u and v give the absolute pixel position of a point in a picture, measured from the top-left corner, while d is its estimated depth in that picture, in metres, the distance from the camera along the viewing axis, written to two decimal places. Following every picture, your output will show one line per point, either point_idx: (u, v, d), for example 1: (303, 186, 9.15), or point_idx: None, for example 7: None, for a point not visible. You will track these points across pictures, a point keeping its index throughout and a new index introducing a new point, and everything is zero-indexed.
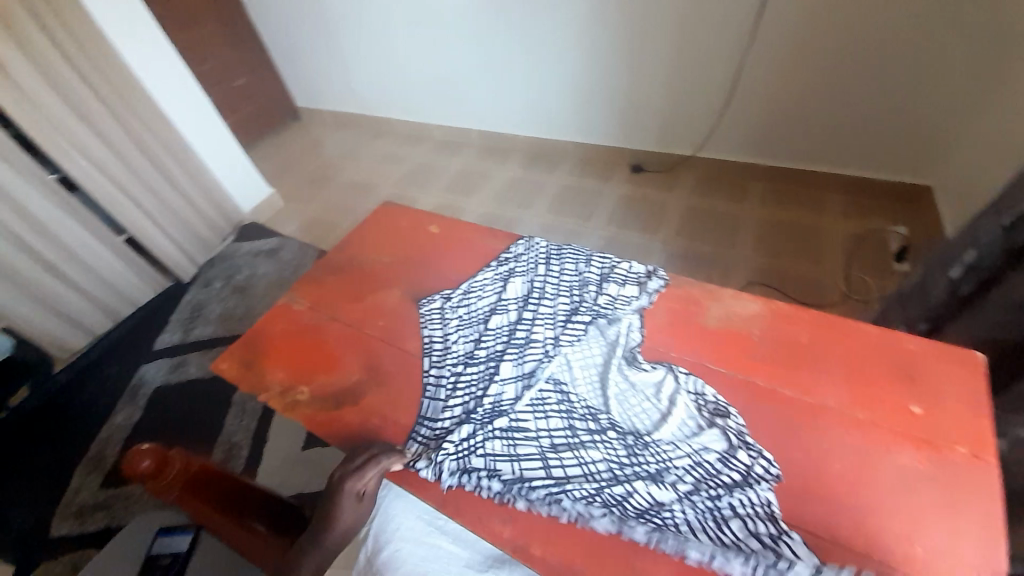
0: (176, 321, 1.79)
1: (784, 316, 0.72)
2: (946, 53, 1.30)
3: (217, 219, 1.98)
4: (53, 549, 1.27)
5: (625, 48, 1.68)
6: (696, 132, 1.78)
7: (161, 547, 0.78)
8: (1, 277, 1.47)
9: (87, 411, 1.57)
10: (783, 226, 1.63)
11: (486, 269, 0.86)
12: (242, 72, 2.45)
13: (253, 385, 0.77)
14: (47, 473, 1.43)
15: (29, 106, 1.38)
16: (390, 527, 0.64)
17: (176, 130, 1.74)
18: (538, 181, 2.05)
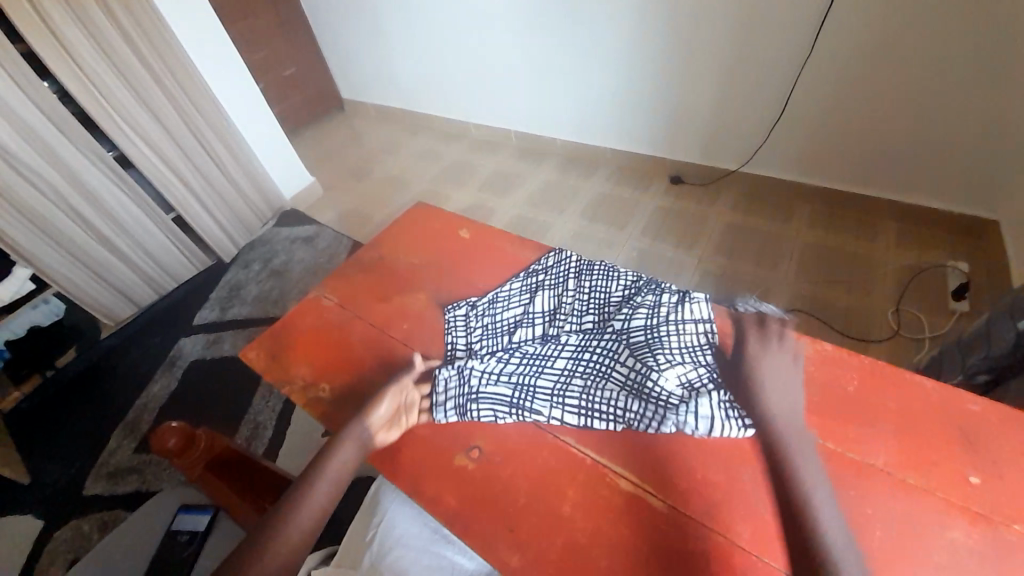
0: (214, 299, 1.86)
1: (830, 359, 0.67)
2: None
3: (260, 204, 2.05)
4: (86, 507, 1.34)
5: (673, 56, 1.63)
6: (742, 147, 1.71)
7: (181, 524, 0.81)
8: (59, 246, 1.56)
9: (127, 379, 1.65)
10: (830, 252, 1.54)
11: (515, 279, 0.85)
12: (293, 62, 2.52)
13: (277, 378, 0.79)
14: (87, 433, 1.51)
15: (91, 85, 1.46)
16: (397, 532, 0.66)
17: (227, 116, 1.81)
18: (573, 187, 2.02)
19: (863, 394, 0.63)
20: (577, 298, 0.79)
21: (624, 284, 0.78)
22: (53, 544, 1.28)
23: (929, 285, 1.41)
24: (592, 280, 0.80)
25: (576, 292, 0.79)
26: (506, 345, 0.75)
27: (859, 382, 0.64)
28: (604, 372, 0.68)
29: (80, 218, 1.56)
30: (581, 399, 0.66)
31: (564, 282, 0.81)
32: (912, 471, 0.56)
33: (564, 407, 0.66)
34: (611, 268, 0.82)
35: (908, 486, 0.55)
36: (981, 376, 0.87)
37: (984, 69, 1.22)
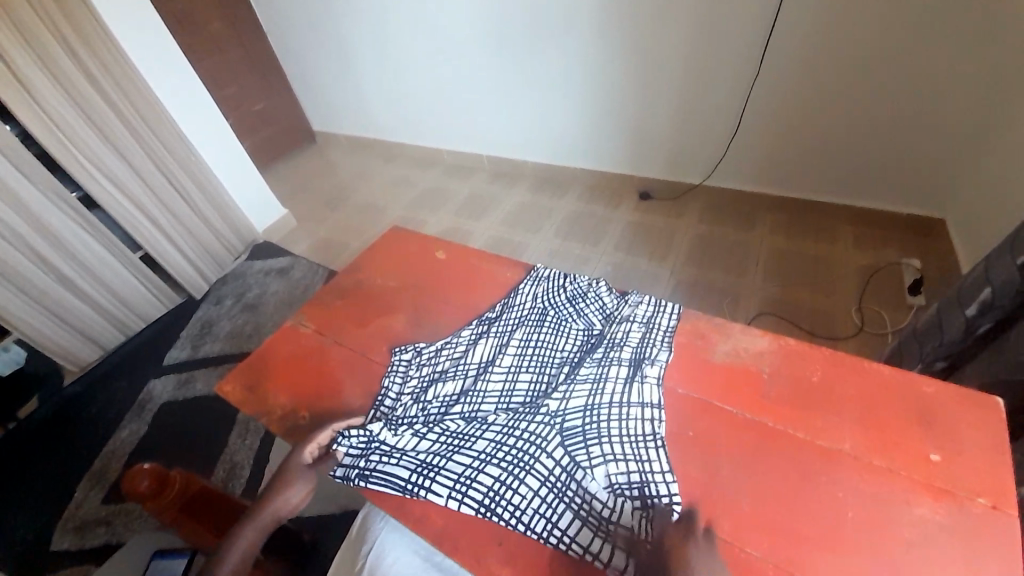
0: (186, 337, 1.81)
1: (794, 353, 0.70)
2: (954, 89, 1.30)
3: (232, 239, 2.03)
4: (50, 566, 1.25)
5: (633, 79, 1.72)
6: (704, 161, 1.80)
7: (156, 571, 0.76)
8: (19, 291, 1.50)
9: (94, 426, 1.57)
10: (794, 256, 1.62)
11: (464, 328, 0.82)
12: (262, 97, 2.54)
13: (254, 408, 0.77)
14: (49, 487, 1.43)
15: (54, 126, 1.44)
16: (385, 561, 0.63)
17: (196, 152, 1.81)
18: (547, 206, 2.07)
19: (827, 384, 0.66)
20: (517, 357, 0.73)
21: (569, 349, 0.73)
22: None
23: (886, 282, 1.49)
24: (538, 339, 0.75)
25: (518, 351, 0.74)
26: (427, 399, 0.72)
27: (823, 373, 0.67)
28: (526, 463, 0.61)
29: (43, 261, 1.52)
30: (488, 490, 0.59)
31: (506, 335, 0.77)
32: (876, 453, 0.59)
33: (467, 492, 0.60)
34: (563, 328, 0.76)
35: (875, 467, 0.57)
36: (939, 363, 0.92)
37: (914, 81, 1.33)
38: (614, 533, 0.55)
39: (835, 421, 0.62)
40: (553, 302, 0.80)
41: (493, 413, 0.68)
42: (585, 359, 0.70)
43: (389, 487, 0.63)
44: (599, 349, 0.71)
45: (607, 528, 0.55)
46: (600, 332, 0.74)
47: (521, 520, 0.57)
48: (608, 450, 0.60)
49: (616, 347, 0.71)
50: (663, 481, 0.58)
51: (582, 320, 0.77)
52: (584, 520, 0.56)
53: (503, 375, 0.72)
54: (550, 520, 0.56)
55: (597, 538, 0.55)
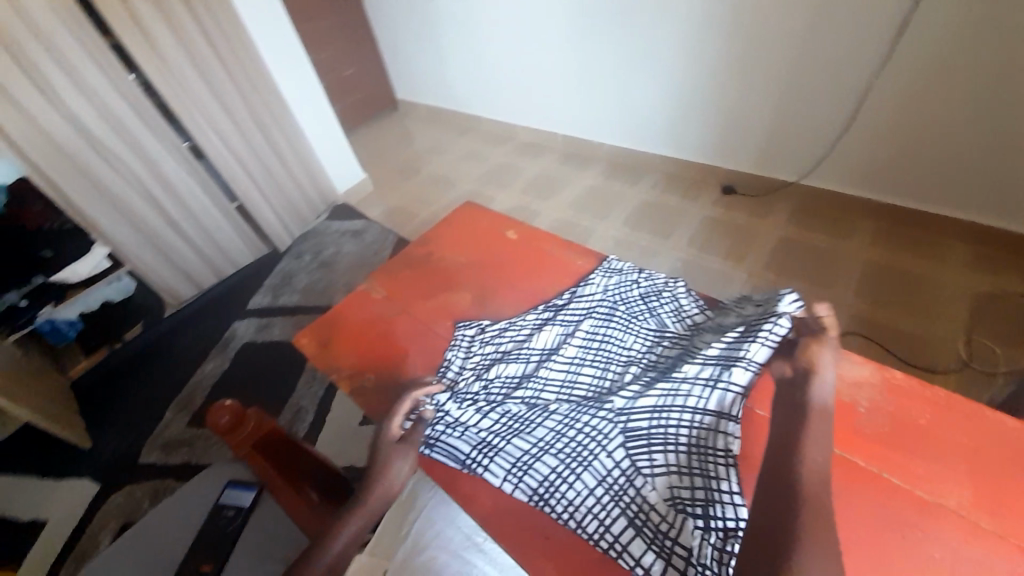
0: (268, 286, 1.96)
1: (900, 390, 0.62)
2: None
3: (316, 199, 2.15)
4: (142, 473, 1.45)
5: (732, 60, 1.57)
6: (803, 158, 1.63)
7: (227, 498, 0.86)
8: (136, 228, 1.69)
9: (186, 356, 1.76)
10: (896, 273, 1.44)
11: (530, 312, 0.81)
12: (352, 63, 2.62)
13: (326, 365, 0.82)
14: (147, 405, 1.63)
15: (172, 80, 1.57)
16: (431, 533, 0.60)
17: (290, 113, 1.91)
18: (619, 192, 1.99)
19: (938, 430, 0.58)
20: (582, 349, 0.71)
21: (637, 349, 0.70)
22: (108, 506, 1.39)
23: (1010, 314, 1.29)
24: (605, 334, 0.72)
25: (583, 342, 0.72)
26: (489, 378, 0.72)
27: (934, 417, 0.59)
28: (584, 458, 0.60)
29: (156, 204, 1.70)
30: (544, 480, 0.60)
31: (572, 325, 0.75)
32: (986, 515, 0.51)
33: (522, 481, 0.61)
34: (632, 325, 0.72)
35: (983, 531, 0.50)
36: None
37: None
38: (673, 552, 0.50)
39: (938, 472, 0.55)
40: (625, 298, 0.77)
41: (553, 403, 0.67)
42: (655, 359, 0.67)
43: (450, 460, 0.66)
44: (669, 351, 0.68)
45: (666, 545, 0.51)
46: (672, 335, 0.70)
47: (573, 517, 0.57)
48: (671, 461, 0.57)
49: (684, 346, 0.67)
50: (731, 503, 0.51)
51: (654, 320, 0.73)
52: (641, 532, 0.53)
53: (565, 366, 0.70)
54: (603, 522, 0.55)
55: (648, 549, 0.52)
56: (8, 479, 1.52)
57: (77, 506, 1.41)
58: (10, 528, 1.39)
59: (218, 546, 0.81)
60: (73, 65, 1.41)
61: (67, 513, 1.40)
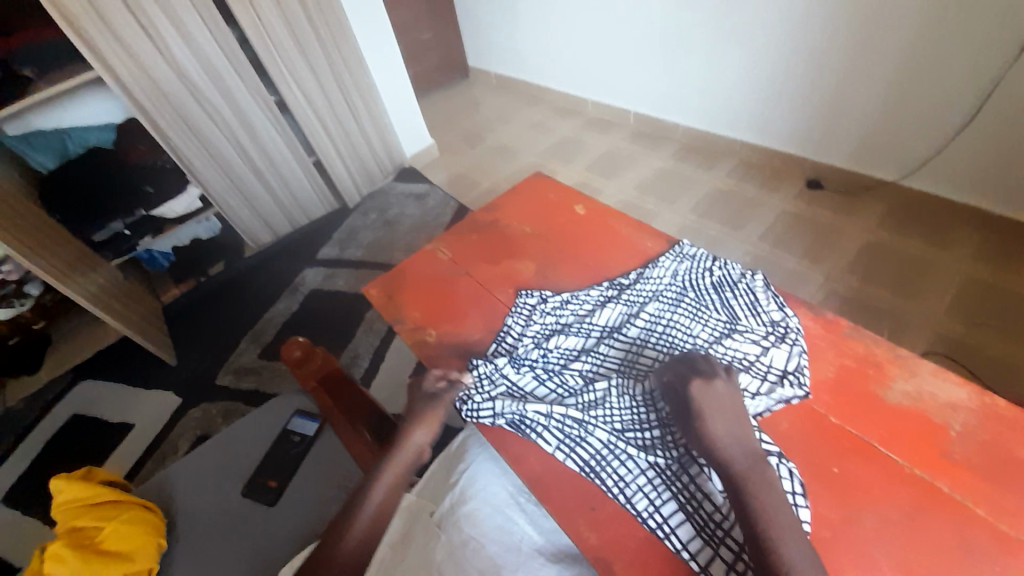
0: (336, 238, 2.06)
1: (1003, 420, 0.56)
2: None
3: (385, 160, 2.20)
4: (216, 394, 1.61)
5: (838, 41, 1.41)
6: (909, 156, 1.46)
7: (294, 426, 0.93)
8: (225, 174, 1.82)
9: (260, 296, 1.90)
10: (1001, 293, 1.28)
11: (594, 287, 0.80)
12: (430, 25, 2.62)
13: (391, 314, 0.85)
14: (224, 335, 1.80)
15: (265, 35, 1.65)
16: (477, 485, 0.67)
17: (369, 73, 1.94)
18: (690, 177, 1.89)
19: None
20: (645, 330, 0.70)
21: (704, 337, 0.67)
22: (186, 419, 1.57)
23: None
24: (672, 319, 0.70)
25: (647, 323, 0.70)
26: (548, 348, 0.72)
27: None
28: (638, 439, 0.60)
29: (241, 148, 1.80)
30: (597, 453, 0.60)
31: (638, 306, 0.73)
32: None
33: (572, 452, 0.62)
34: (701, 313, 0.70)
35: None
36: None
37: None
38: (722, 543, 0.51)
39: None
40: (695, 285, 0.74)
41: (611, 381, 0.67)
42: (719, 346, 0.65)
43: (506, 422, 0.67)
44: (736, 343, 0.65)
45: (716, 536, 0.52)
46: (743, 329, 0.67)
47: (622, 492, 0.58)
48: None
49: (748, 338, 0.66)
50: (792, 504, 0.54)
51: (724, 311, 0.70)
52: (689, 516, 0.54)
53: (627, 345, 0.69)
54: (653, 502, 0.56)
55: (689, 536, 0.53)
56: (107, 383, 1.74)
57: (161, 414, 1.60)
58: (108, 425, 1.61)
59: (286, 465, 0.89)
60: (176, 11, 1.50)
61: (153, 420, 1.59)
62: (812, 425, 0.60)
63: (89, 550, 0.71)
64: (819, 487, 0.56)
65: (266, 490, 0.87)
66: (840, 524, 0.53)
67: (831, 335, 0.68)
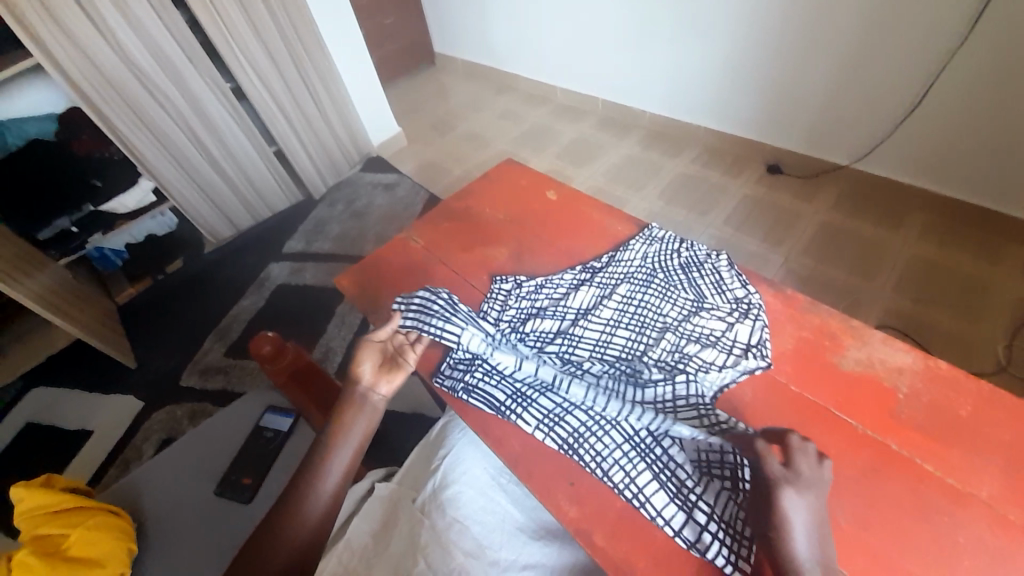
0: (302, 231, 2.00)
1: (944, 380, 0.61)
2: None
3: (351, 149, 2.15)
4: (181, 396, 1.55)
5: (794, 31, 1.46)
6: (859, 141, 1.54)
7: (266, 422, 0.91)
8: (179, 164, 1.73)
9: (224, 293, 1.83)
10: (943, 267, 1.38)
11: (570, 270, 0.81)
12: (392, 10, 2.55)
13: (365, 304, 0.84)
14: (186, 334, 1.73)
15: (217, 17, 1.56)
16: (458, 469, 0.68)
17: (330, 59, 1.88)
18: (656, 163, 1.93)
19: (977, 422, 0.57)
20: (618, 311, 0.72)
21: (674, 316, 0.69)
22: (150, 423, 1.50)
23: None
24: (642, 299, 0.72)
25: (619, 305, 0.72)
26: (524, 330, 0.74)
27: (976, 410, 0.58)
28: (613, 416, 0.62)
29: (198, 140, 1.73)
30: (574, 430, 0.62)
31: (610, 287, 0.75)
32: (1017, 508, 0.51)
33: (548, 430, 0.63)
34: (671, 292, 0.72)
35: (1012, 524, 0.51)
36: None
37: None
38: (694, 506, 0.54)
39: (974, 463, 0.55)
40: (664, 266, 0.76)
41: (587, 361, 0.68)
42: (688, 324, 0.67)
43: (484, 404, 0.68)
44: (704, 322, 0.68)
45: (690, 500, 0.55)
46: (710, 306, 0.70)
47: (600, 466, 0.59)
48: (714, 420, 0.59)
49: (715, 315, 0.68)
50: None
51: (692, 290, 0.72)
52: (664, 485, 0.56)
53: (601, 326, 0.71)
54: (629, 474, 0.58)
55: (664, 502, 0.55)
56: (61, 389, 1.64)
57: (122, 419, 1.53)
58: (64, 433, 1.52)
59: (261, 463, 0.87)
60: None
61: (113, 425, 1.52)
62: (775, 394, 0.63)
63: (54, 558, 0.67)
64: None
65: (241, 487, 0.85)
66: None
67: (791, 309, 0.71)
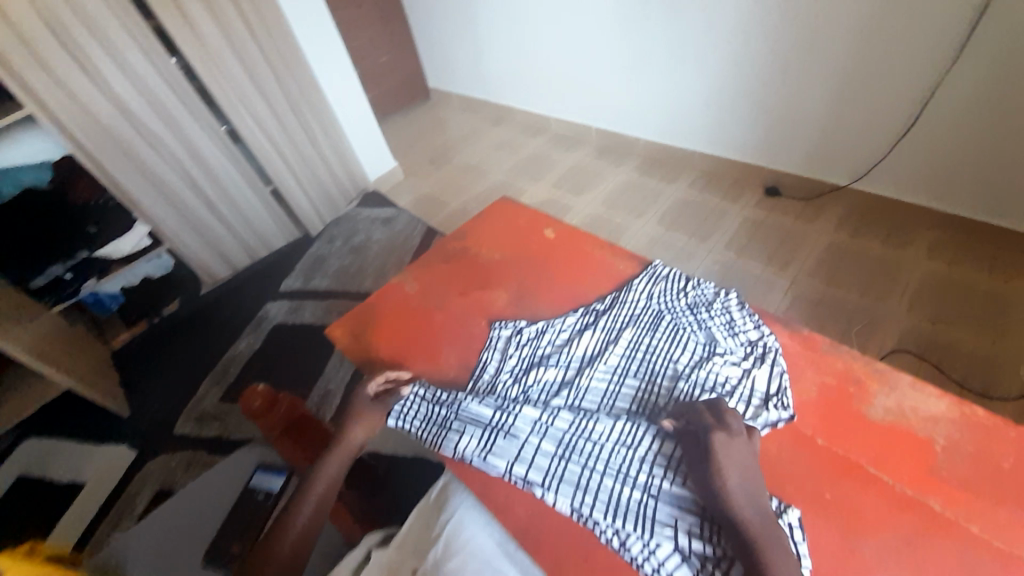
0: (299, 269, 1.98)
1: (982, 428, 0.57)
2: None
3: (348, 185, 2.16)
4: (175, 444, 1.49)
5: (785, 56, 1.47)
6: (857, 161, 1.53)
7: (258, 483, 0.85)
8: (174, 208, 1.73)
9: (220, 333, 1.80)
10: (958, 288, 1.34)
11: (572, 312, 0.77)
12: (387, 49, 2.61)
13: (359, 355, 0.81)
14: (181, 379, 1.68)
15: (212, 63, 1.59)
16: (463, 536, 0.59)
17: (326, 99, 1.90)
18: (654, 189, 1.92)
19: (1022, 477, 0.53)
20: (625, 358, 0.68)
21: (685, 362, 0.66)
22: (144, 474, 1.45)
23: None
24: (650, 344, 0.69)
25: (626, 351, 0.69)
26: (527, 380, 0.70)
27: (1019, 462, 0.54)
28: (627, 476, 0.57)
29: (194, 183, 1.73)
30: (585, 494, 0.58)
31: (615, 331, 0.72)
32: None
33: (557, 493, 0.59)
34: (680, 336, 0.69)
35: None
36: None
37: None
38: None
39: None
40: (672, 307, 0.73)
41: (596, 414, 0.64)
42: (701, 371, 0.64)
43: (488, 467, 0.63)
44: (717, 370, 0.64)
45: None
46: (723, 351, 0.66)
47: (615, 534, 0.55)
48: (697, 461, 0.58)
49: (728, 361, 0.65)
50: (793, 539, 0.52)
51: (702, 333, 0.69)
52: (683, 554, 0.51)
53: (608, 375, 0.68)
54: (647, 543, 0.53)
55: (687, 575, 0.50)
56: (51, 440, 1.59)
57: (113, 471, 1.47)
58: (53, 487, 1.46)
59: (247, 529, 0.80)
60: (118, 45, 1.43)
61: (103, 478, 1.46)
62: (803, 450, 0.59)
63: None
64: (816, 516, 0.54)
65: (226, 558, 0.78)
66: (844, 554, 0.51)
67: (809, 352, 0.67)
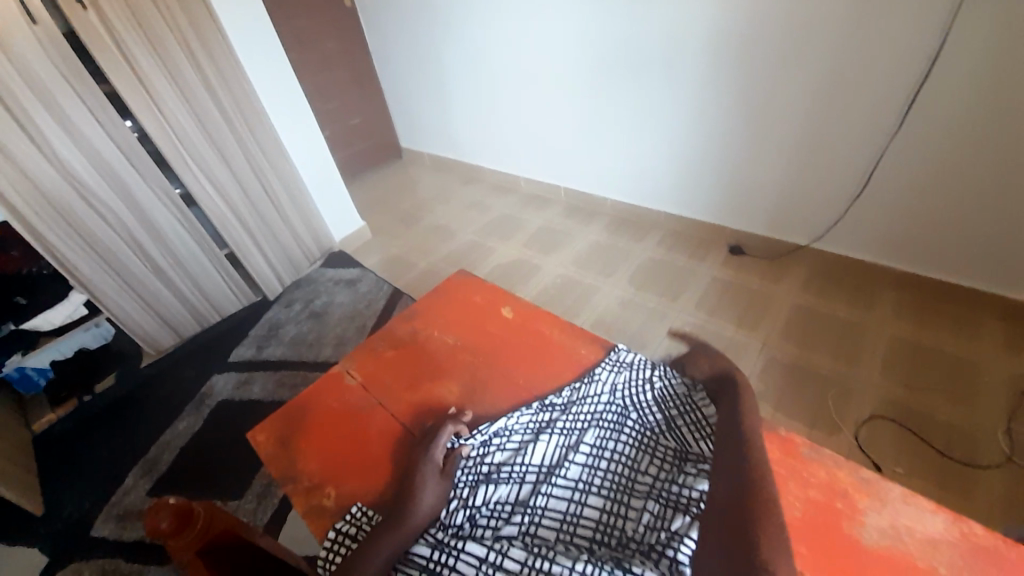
0: (253, 336, 1.86)
1: (983, 552, 0.51)
2: None
3: (312, 247, 2.09)
4: (90, 549, 1.29)
5: (742, 122, 1.54)
6: (816, 221, 1.57)
7: None
8: (117, 276, 1.61)
9: (158, 413, 1.64)
10: (927, 351, 1.33)
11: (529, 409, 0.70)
12: (358, 112, 2.64)
13: (282, 469, 0.69)
14: (108, 466, 1.50)
15: (171, 130, 1.55)
16: None
17: (291, 162, 1.88)
18: (623, 248, 1.92)
19: None
20: (586, 469, 0.62)
21: (653, 474, 0.60)
22: None
23: None
24: (614, 452, 0.63)
25: (587, 462, 0.62)
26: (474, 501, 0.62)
27: None
28: None
29: (141, 249, 1.63)
30: None
31: (575, 435, 0.66)
32: None
33: None
34: (649, 442, 0.63)
35: None
36: None
37: None
38: None
39: None
40: (636, 403, 0.67)
41: (555, 545, 0.55)
42: (671, 487, 0.57)
43: None
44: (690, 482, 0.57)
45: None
46: (695, 459, 0.59)
47: None
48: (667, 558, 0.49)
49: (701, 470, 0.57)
50: None
51: (668, 437, 0.63)
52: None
53: (567, 491, 0.60)
54: None
55: None
56: None
57: None
58: None
59: None
60: (68, 112, 1.37)
61: None
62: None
63: None
64: None
65: None
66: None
67: (789, 460, 0.62)
